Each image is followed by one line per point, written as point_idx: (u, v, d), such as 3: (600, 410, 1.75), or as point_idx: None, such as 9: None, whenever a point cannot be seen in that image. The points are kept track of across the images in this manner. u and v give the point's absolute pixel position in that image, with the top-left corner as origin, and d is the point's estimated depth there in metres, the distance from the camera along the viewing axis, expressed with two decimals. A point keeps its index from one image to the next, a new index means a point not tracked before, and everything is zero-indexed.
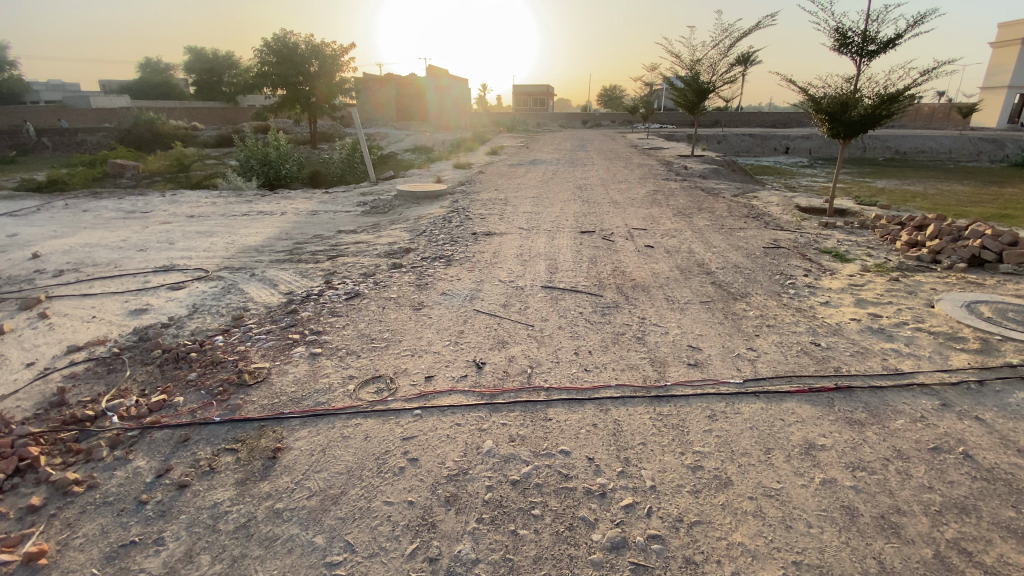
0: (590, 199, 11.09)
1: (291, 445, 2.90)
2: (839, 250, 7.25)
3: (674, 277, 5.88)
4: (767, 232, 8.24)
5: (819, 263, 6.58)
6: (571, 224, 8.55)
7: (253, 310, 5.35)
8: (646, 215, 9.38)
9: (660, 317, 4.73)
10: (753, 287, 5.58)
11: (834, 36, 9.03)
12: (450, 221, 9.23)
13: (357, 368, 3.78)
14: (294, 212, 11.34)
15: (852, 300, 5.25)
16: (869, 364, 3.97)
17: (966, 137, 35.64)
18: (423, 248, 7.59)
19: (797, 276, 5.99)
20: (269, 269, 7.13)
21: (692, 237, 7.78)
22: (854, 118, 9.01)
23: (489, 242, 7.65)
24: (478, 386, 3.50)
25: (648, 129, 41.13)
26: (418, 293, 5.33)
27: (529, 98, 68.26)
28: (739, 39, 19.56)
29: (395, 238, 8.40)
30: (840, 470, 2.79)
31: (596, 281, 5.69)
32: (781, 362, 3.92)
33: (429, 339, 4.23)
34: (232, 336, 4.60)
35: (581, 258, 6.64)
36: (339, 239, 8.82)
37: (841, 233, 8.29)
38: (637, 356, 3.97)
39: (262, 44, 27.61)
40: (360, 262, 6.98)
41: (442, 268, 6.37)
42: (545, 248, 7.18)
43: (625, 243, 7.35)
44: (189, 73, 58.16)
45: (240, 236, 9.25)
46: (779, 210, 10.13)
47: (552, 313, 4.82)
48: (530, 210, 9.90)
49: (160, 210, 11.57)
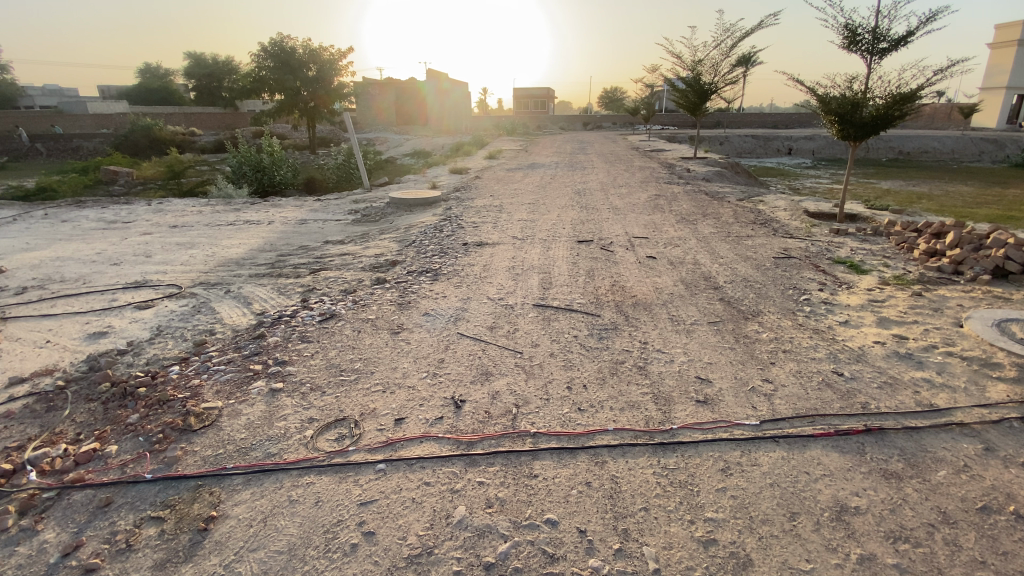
0: (590, 205, 10.64)
1: (228, 513, 2.47)
2: (854, 260, 6.78)
3: (679, 293, 5.42)
4: (776, 240, 7.78)
5: (833, 276, 6.12)
6: (569, 233, 8.10)
7: (220, 334, 4.92)
8: (648, 222, 8.94)
9: (663, 341, 4.27)
10: (764, 305, 5.12)
11: (843, 33, 8.56)
12: (442, 230, 8.78)
13: (319, 409, 3.33)
14: (282, 221, 10.92)
15: (874, 319, 4.77)
16: (900, 399, 3.50)
17: (970, 137, 35.10)
18: (410, 260, 7.14)
19: (811, 291, 5.53)
20: (245, 285, 6.71)
21: (697, 246, 7.34)
22: (865, 118, 8.52)
23: (480, 253, 7.20)
24: (454, 431, 3.04)
25: (650, 131, 40.74)
26: (399, 314, 4.88)
27: (530, 101, 67.99)
28: (743, 38, 19.09)
29: (382, 249, 7.98)
30: (879, 542, 2.33)
31: (593, 299, 5.23)
32: (801, 398, 3.46)
33: (405, 370, 3.77)
34: (190, 367, 4.17)
35: (578, 271, 6.19)
36: (324, 250, 8.41)
37: (854, 241, 7.82)
38: (638, 392, 3.50)
39: (259, 49, 27.28)
40: (342, 277, 6.55)
41: (428, 284, 5.93)
42: (539, 260, 6.72)
43: (625, 254, 6.89)
44: (189, 78, 58.18)
45: (221, 248, 8.84)
46: (786, 216, 9.66)
47: (543, 337, 4.36)
48: (526, 218, 9.44)
49: (143, 220, 11.17)
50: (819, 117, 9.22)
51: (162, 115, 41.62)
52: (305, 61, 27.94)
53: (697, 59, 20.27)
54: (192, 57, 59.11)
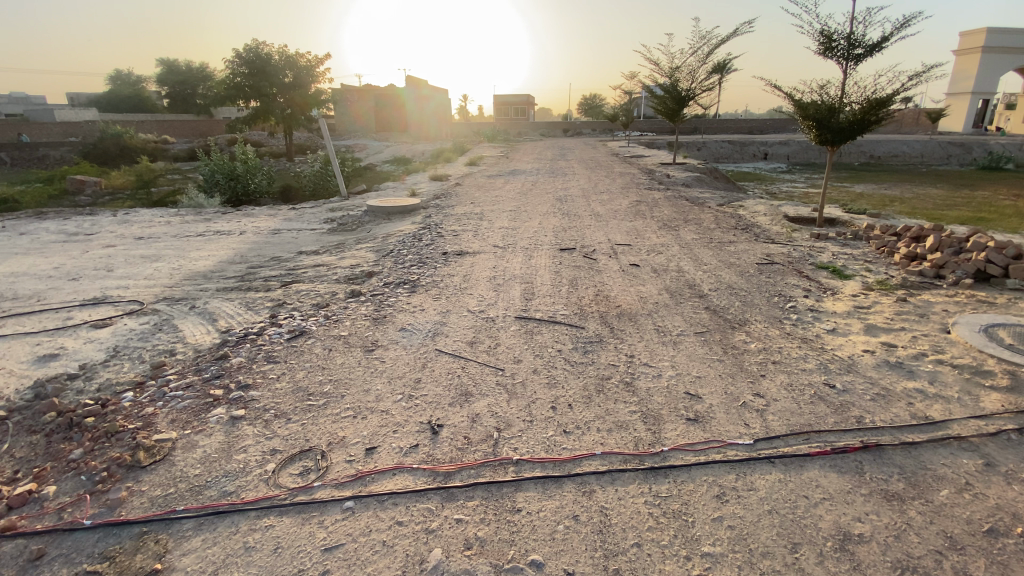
0: (571, 212, 10.50)
1: (176, 564, 2.26)
2: (836, 265, 6.75)
3: (664, 302, 5.28)
4: (758, 245, 7.72)
5: (817, 281, 6.06)
6: (551, 241, 7.94)
7: (180, 355, 4.61)
8: (630, 229, 8.85)
9: (650, 354, 4.10)
10: (750, 313, 5.00)
11: (819, 39, 8.60)
12: (420, 239, 8.54)
13: (283, 440, 3.08)
14: (254, 231, 10.56)
15: (861, 327, 4.68)
16: (895, 412, 3.38)
17: (938, 141, 36.15)
18: (387, 271, 6.88)
19: (796, 298, 5.44)
20: (212, 301, 6.39)
21: (680, 253, 7.23)
22: (843, 123, 8.54)
23: (460, 263, 6.98)
24: (430, 460, 2.82)
25: (629, 137, 41.11)
26: (373, 330, 4.63)
27: (511, 108, 68.27)
28: (719, 46, 19.29)
29: (358, 260, 7.71)
30: (885, 572, 2.17)
31: (576, 309, 5.05)
32: (794, 413, 3.32)
33: (378, 393, 3.53)
34: (145, 393, 3.87)
35: (561, 281, 6.02)
36: (297, 261, 8.11)
37: (834, 246, 7.80)
38: (626, 411, 3.31)
39: (233, 55, 26.72)
40: (315, 291, 6.26)
41: (405, 296, 5.69)
42: (520, 269, 6.53)
43: (608, 262, 6.74)
44: (162, 86, 57.13)
45: (189, 260, 8.46)
46: (767, 221, 9.65)
47: (526, 352, 4.15)
48: (507, 225, 9.26)
49: (108, 232, 10.70)
50: (797, 122, 9.24)
51: (133, 123, 40.53)
52: (281, 68, 27.45)
53: (675, 66, 20.42)
54: (164, 64, 57.87)
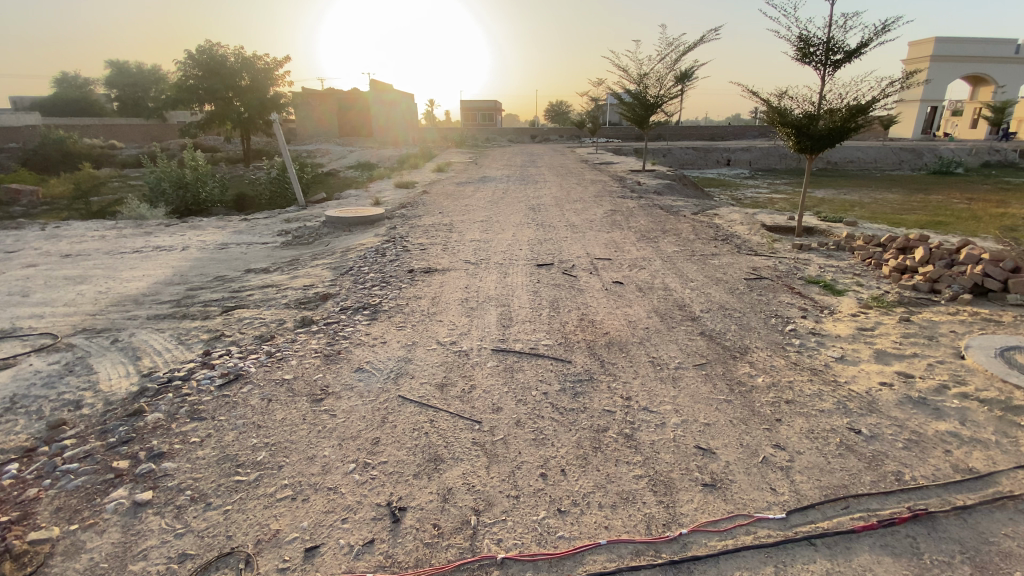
0: (546, 223, 9.98)
1: None
2: (826, 279, 6.41)
3: (654, 326, 4.75)
4: (742, 258, 7.33)
5: (812, 299, 5.68)
6: (526, 256, 7.37)
7: (86, 408, 3.78)
8: (608, 241, 8.37)
9: (648, 395, 3.54)
10: (750, 338, 4.52)
11: (796, 45, 8.36)
12: (384, 254, 7.83)
13: (198, 538, 2.39)
14: (199, 246, 9.63)
15: (871, 353, 4.27)
16: (933, 465, 2.94)
17: (891, 147, 37.57)
18: (343, 293, 6.14)
19: (794, 318, 5.02)
20: (140, 333, 5.53)
21: (663, 267, 6.77)
22: (821, 130, 8.30)
23: (428, 282, 6.31)
24: (389, 565, 2.20)
25: (596, 143, 41.11)
26: (325, 373, 3.93)
27: (478, 114, 67.79)
28: (686, 52, 19.24)
29: (313, 279, 6.95)
30: None
31: (560, 338, 4.47)
32: (822, 472, 2.84)
33: (327, 465, 2.87)
34: (32, 464, 3.07)
35: (540, 302, 5.45)
36: (244, 281, 7.30)
37: (819, 257, 7.52)
38: (629, 476, 2.74)
39: (185, 56, 25.20)
40: (260, 319, 5.49)
41: (364, 323, 5.00)
42: (494, 289, 5.92)
43: (589, 280, 6.21)
44: (110, 89, 54.24)
45: (120, 282, 7.51)
46: (746, 231, 9.34)
47: (504, 395, 3.54)
48: (478, 238, 8.64)
49: (32, 249, 9.56)
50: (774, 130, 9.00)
51: (77, 127, 38.16)
52: (237, 70, 26.08)
53: (643, 72, 20.27)
54: (114, 66, 55.12)
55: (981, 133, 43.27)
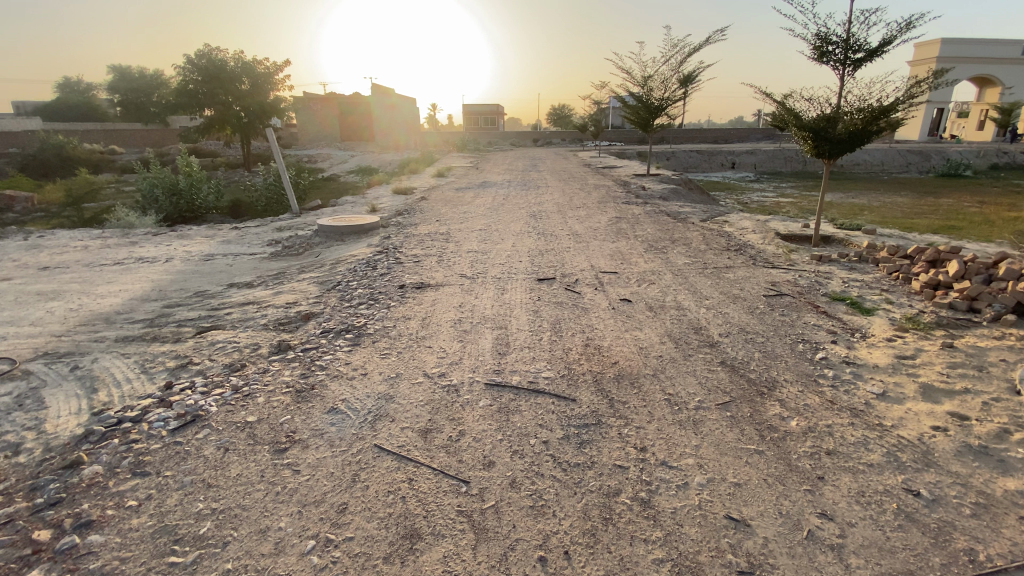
0: (548, 231, 9.47)
1: None
2: (853, 296, 5.88)
3: (669, 354, 4.25)
4: (758, 271, 6.82)
5: (839, 320, 5.16)
6: (526, 269, 6.86)
7: (21, 456, 3.32)
8: (614, 252, 7.87)
9: (666, 445, 3.05)
10: (776, 370, 4.02)
11: (813, 44, 7.86)
12: (374, 267, 7.33)
13: None
14: (184, 257, 9.18)
15: (915, 389, 3.74)
16: (1013, 540, 2.41)
17: (898, 149, 36.94)
18: (327, 312, 5.64)
19: (824, 344, 4.50)
20: (104, 357, 5.08)
21: (674, 282, 6.26)
22: (841, 133, 7.78)
23: (419, 299, 5.79)
24: None
25: (599, 146, 40.64)
26: (293, 416, 3.44)
27: (481, 117, 67.48)
28: (692, 54, 18.75)
29: (298, 295, 6.47)
30: None
31: (562, 369, 3.95)
32: (881, 552, 2.33)
33: (278, 543, 2.38)
34: None
35: (541, 324, 4.94)
36: (225, 297, 6.84)
37: (840, 269, 7.00)
38: (649, 560, 2.25)
39: (184, 60, 24.85)
40: (233, 343, 5.00)
41: (345, 349, 4.50)
42: (491, 308, 5.41)
43: (595, 297, 5.70)
44: (113, 93, 54.22)
45: (94, 297, 7.08)
46: (760, 240, 8.82)
47: (498, 445, 3.04)
48: (475, 249, 8.13)
49: (10, 260, 9.15)
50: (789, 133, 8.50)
51: (76, 131, 37.97)
52: (237, 74, 25.73)
53: (648, 75, 19.77)
54: (116, 70, 55.09)
55: (988, 135, 42.53)
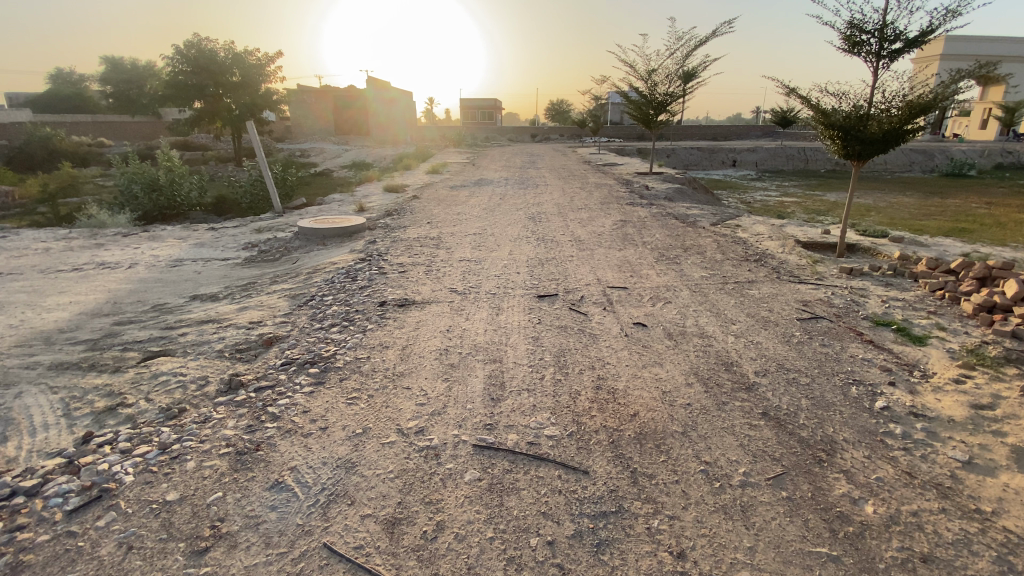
0: (548, 236, 8.70)
1: None
2: (898, 320, 5.14)
3: (701, 402, 3.48)
4: (786, 286, 6.07)
5: (890, 351, 4.41)
6: (523, 283, 6.09)
7: None
8: (621, 262, 7.10)
9: (710, 548, 2.30)
10: (832, 426, 3.26)
11: (844, 34, 7.09)
12: (354, 278, 6.53)
13: None
14: (150, 263, 8.36)
15: (1008, 454, 3.01)
16: None
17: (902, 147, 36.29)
18: (293, 336, 4.85)
19: (881, 387, 3.75)
20: (25, 393, 4.27)
21: (692, 300, 5.50)
22: (873, 133, 7.01)
23: (400, 320, 5.01)
24: None
25: (597, 142, 39.85)
26: (226, 493, 2.69)
27: (478, 111, 66.53)
28: (698, 47, 17.90)
29: (266, 312, 5.69)
30: None
31: (570, 423, 3.19)
32: None
33: None
34: None
35: (542, 355, 4.18)
36: (184, 312, 6.05)
37: (875, 284, 6.27)
38: None
39: (172, 51, 23.85)
40: (178, 377, 4.22)
41: (305, 391, 3.72)
42: (484, 333, 4.65)
43: (604, 321, 4.92)
44: (104, 85, 53.08)
45: (38, 311, 6.27)
46: (779, 249, 8.07)
47: (488, 548, 2.28)
48: (468, 257, 7.36)
49: None
50: (815, 130, 7.74)
51: (64, 124, 36.95)
52: (227, 65, 24.75)
53: (651, 68, 18.93)
54: (108, 62, 53.95)
55: (989, 134, 41.89)
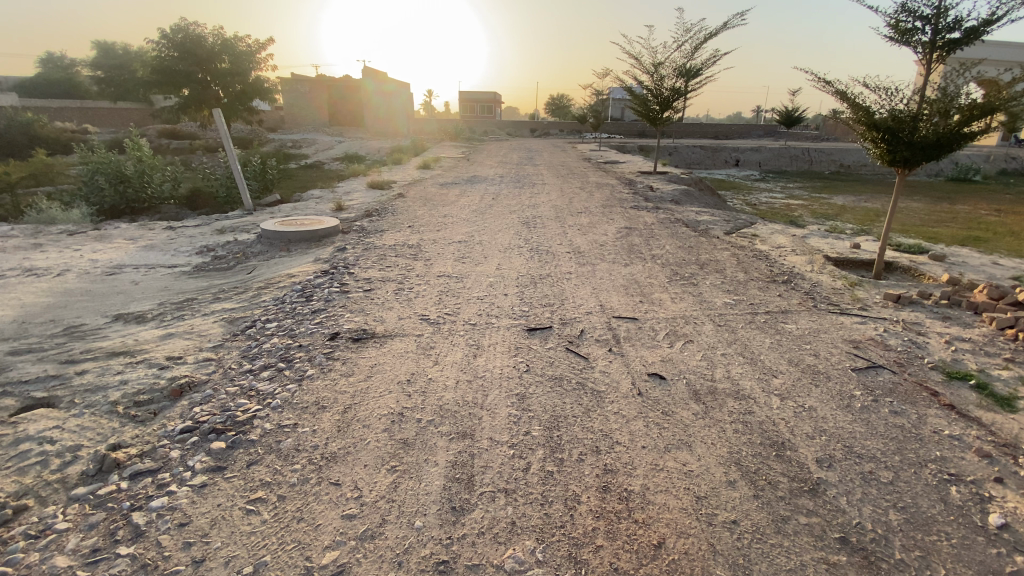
0: (542, 246, 7.67)
1: None
2: (973, 370, 4.09)
3: (754, 521, 2.41)
4: (827, 319, 5.04)
5: (981, 424, 3.35)
6: (511, 310, 5.05)
7: None
8: (628, 281, 6.09)
9: None
10: (947, 568, 2.23)
11: (893, 23, 6.02)
12: (309, 298, 5.48)
13: None
14: (85, 269, 7.27)
15: None
16: None
17: None
18: (211, 384, 3.80)
19: (992, 491, 2.71)
20: None
21: (719, 338, 4.47)
22: (926, 136, 5.96)
23: (350, 363, 3.95)
24: None
25: (600, 140, 38.71)
26: None
27: (478, 106, 65.45)
28: (708, 39, 16.79)
29: (195, 343, 4.61)
30: None
31: (562, 561, 2.15)
32: None
33: None
34: None
35: (526, 425, 3.12)
36: (100, 338, 4.96)
37: (928, 315, 5.27)
38: None
39: (158, 36, 22.54)
40: (42, 444, 3.15)
41: (197, 485, 2.66)
42: (453, 385, 3.59)
43: (610, 369, 3.86)
44: (94, 71, 51.41)
45: None
46: (807, 266, 7.04)
47: None
48: (447, 272, 6.32)
49: None
50: (853, 132, 6.70)
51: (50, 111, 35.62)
52: (216, 51, 23.40)
53: (658, 62, 17.84)
54: (100, 48, 52.21)
55: (994, 139, 41.08)
